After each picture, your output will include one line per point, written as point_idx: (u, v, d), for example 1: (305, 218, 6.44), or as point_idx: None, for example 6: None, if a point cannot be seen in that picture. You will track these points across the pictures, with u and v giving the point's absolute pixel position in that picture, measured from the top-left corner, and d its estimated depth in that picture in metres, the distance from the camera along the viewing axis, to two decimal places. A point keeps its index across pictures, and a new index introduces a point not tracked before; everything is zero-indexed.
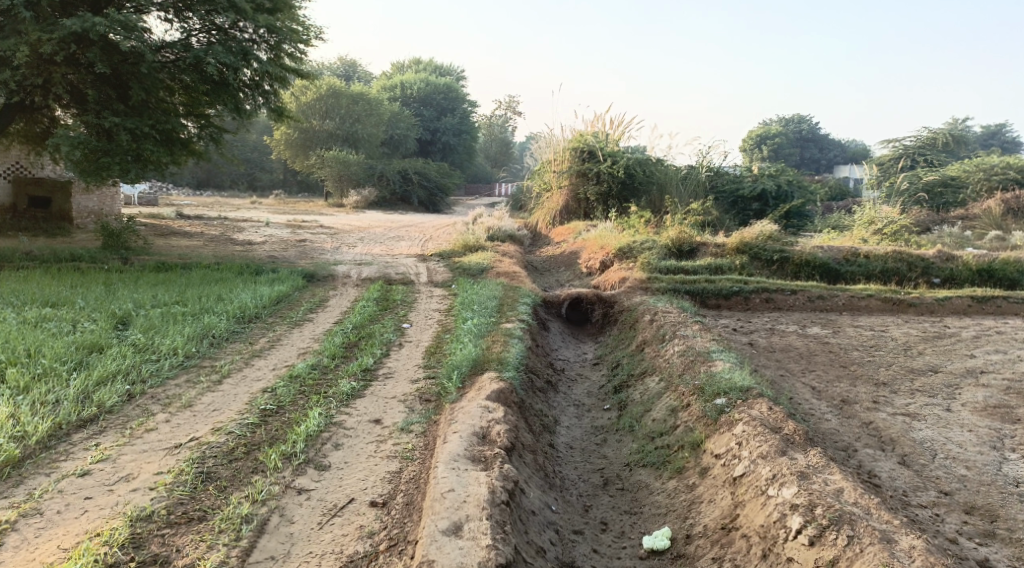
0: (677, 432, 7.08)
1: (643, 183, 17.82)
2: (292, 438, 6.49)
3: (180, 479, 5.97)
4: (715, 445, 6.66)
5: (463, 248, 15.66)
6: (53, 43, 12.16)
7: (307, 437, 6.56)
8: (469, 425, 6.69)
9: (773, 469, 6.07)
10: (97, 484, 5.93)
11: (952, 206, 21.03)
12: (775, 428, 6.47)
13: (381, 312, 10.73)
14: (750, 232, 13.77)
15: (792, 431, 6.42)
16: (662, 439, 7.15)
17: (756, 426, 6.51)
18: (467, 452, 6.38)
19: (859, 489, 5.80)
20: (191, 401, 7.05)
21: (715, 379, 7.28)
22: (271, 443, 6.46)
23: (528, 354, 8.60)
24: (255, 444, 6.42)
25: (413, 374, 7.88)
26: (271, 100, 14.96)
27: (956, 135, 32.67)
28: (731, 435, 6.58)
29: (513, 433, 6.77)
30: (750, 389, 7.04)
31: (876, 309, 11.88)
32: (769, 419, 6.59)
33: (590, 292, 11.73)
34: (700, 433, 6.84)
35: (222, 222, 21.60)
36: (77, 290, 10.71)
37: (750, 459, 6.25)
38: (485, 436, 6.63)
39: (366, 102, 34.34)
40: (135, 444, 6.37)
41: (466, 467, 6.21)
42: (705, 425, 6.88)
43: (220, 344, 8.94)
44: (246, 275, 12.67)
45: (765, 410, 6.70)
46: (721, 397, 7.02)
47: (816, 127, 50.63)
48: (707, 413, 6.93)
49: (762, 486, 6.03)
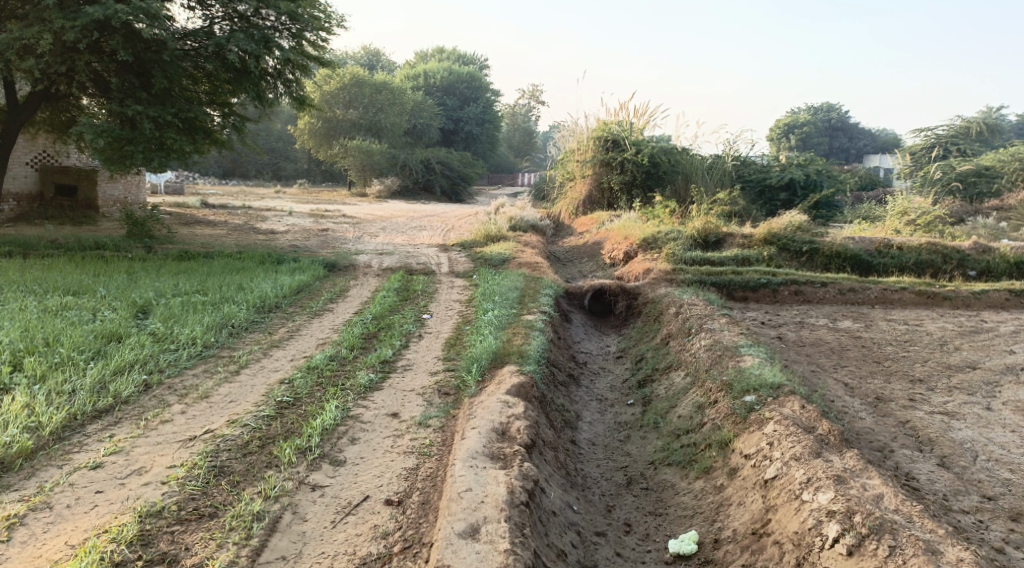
0: (703, 430, 6.88)
1: (668, 173, 17.56)
2: (308, 431, 6.36)
3: (192, 473, 5.85)
4: (744, 445, 6.45)
5: (486, 237, 15.48)
6: (76, 30, 12.08)
7: (323, 431, 6.43)
8: (488, 421, 6.53)
9: (807, 472, 5.85)
10: (108, 478, 5.82)
11: (985, 197, 20.55)
12: (808, 428, 6.26)
13: (402, 302, 10.58)
14: (778, 223, 13.50)
15: (827, 432, 6.20)
16: (687, 438, 6.95)
17: (788, 426, 6.28)
18: (486, 449, 6.21)
19: (900, 496, 5.57)
20: (207, 392, 6.94)
21: (744, 375, 7.06)
22: (286, 436, 6.33)
23: (550, 347, 8.42)
24: (270, 438, 6.30)
25: (432, 366, 7.73)
26: (294, 89, 14.83)
27: (989, 124, 31.98)
28: (762, 434, 6.37)
29: (533, 429, 6.59)
30: (780, 386, 6.82)
31: (909, 302, 11.58)
32: (802, 418, 6.37)
33: (614, 284, 11.51)
34: (728, 432, 6.64)
35: (246, 211, 21.55)
36: (99, 278, 10.64)
37: (783, 461, 6.03)
38: (505, 432, 6.46)
39: (390, 91, 34.21)
40: (148, 436, 6.26)
41: (484, 466, 6.05)
42: (734, 423, 6.67)
43: (240, 334, 8.83)
44: (268, 264, 12.56)
45: (797, 409, 6.48)
46: (750, 394, 6.80)
47: (844, 116, 49.87)
48: (735, 411, 6.72)
49: (795, 490, 5.80)
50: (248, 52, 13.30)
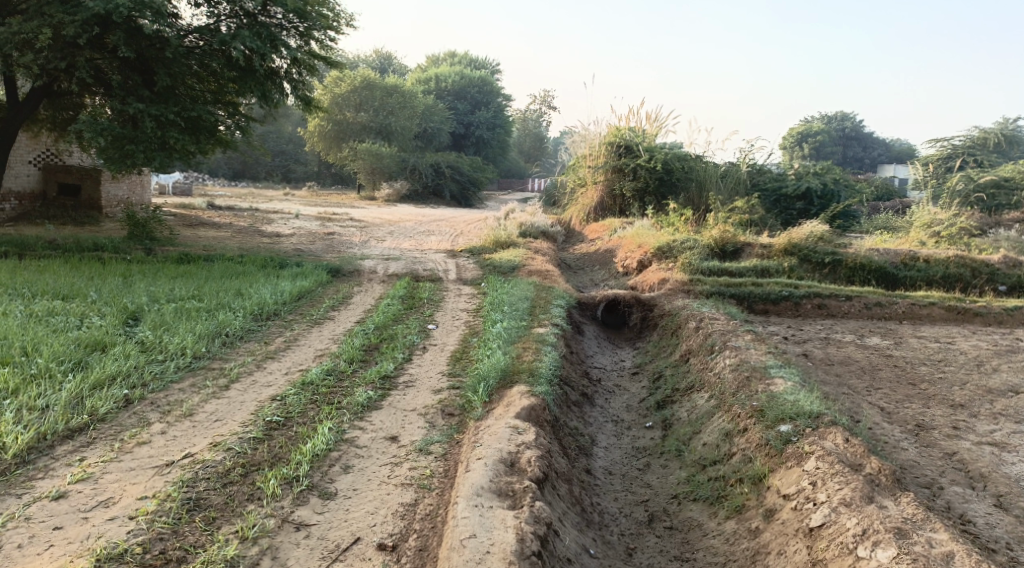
0: (733, 462, 6.36)
1: (682, 180, 17.01)
2: (296, 459, 5.83)
3: (164, 508, 5.35)
4: (782, 484, 5.92)
5: (495, 244, 14.95)
6: (75, 25, 11.62)
7: (313, 458, 5.90)
8: (496, 451, 5.99)
9: (861, 523, 5.31)
10: (70, 511, 5.32)
11: (1004, 208, 19.87)
12: (854, 466, 5.73)
13: (407, 311, 10.06)
14: (799, 233, 12.93)
15: (876, 471, 5.67)
16: (715, 470, 6.43)
17: (833, 464, 5.74)
18: (493, 485, 5.68)
19: (974, 555, 5.02)
20: (192, 410, 6.42)
21: (777, 402, 6.51)
22: (272, 464, 5.81)
23: (562, 364, 7.86)
24: (254, 465, 5.78)
25: (436, 383, 7.19)
26: (300, 89, 14.32)
27: (1005, 135, 31.33)
28: (802, 472, 5.83)
29: (546, 461, 6.06)
30: (819, 415, 6.28)
31: (938, 318, 11.00)
32: (846, 453, 5.84)
33: (629, 294, 10.93)
34: (762, 466, 6.11)
35: (252, 213, 21.09)
36: (92, 281, 10.16)
37: (830, 507, 5.49)
38: (514, 464, 5.92)
39: (400, 95, 33.79)
40: (122, 460, 5.76)
41: (491, 505, 5.52)
42: (768, 456, 6.14)
43: (233, 344, 8.31)
44: (270, 268, 12.07)
45: (841, 442, 5.95)
46: (785, 423, 6.27)
47: (858, 126, 49.25)
48: (770, 443, 6.18)
49: (849, 544, 5.26)
50: (253, 50, 12.88)
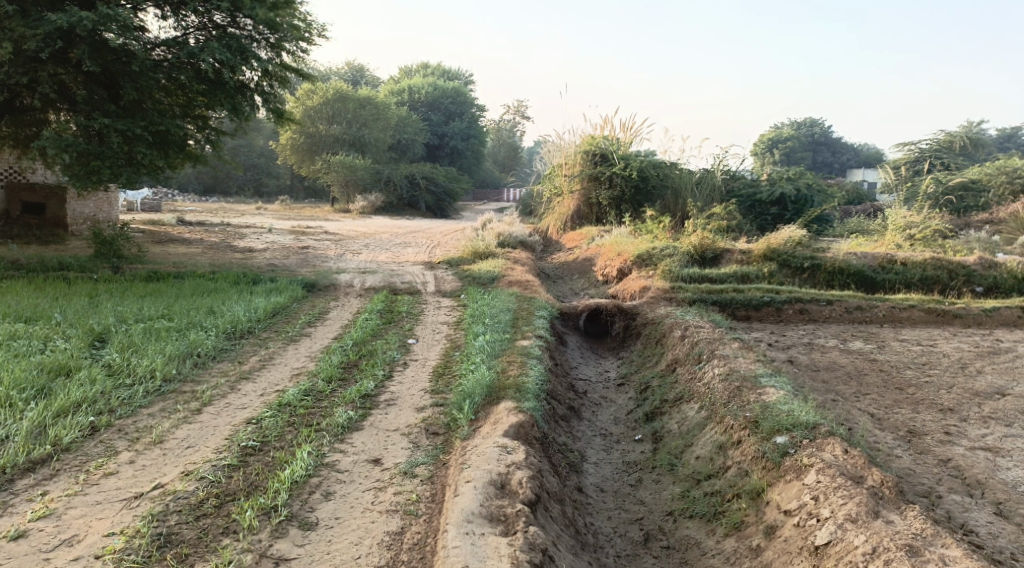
0: (729, 477, 6.23)
1: (657, 187, 16.91)
2: (273, 487, 5.60)
3: (132, 545, 5.15)
4: (781, 499, 5.79)
5: (473, 255, 14.76)
6: (37, 39, 11.33)
7: (292, 485, 5.68)
8: (484, 472, 5.79)
9: (869, 540, 5.19)
10: (31, 551, 5.11)
11: (972, 210, 20.04)
12: (856, 479, 5.61)
13: (385, 326, 9.84)
14: (777, 237, 12.80)
15: (878, 483, 5.56)
16: (710, 486, 6.29)
17: (835, 478, 5.62)
18: (483, 510, 5.49)
19: None
20: (162, 437, 6.17)
21: (771, 412, 6.38)
22: (249, 493, 5.58)
23: (547, 377, 7.67)
24: (229, 495, 5.55)
25: (417, 401, 6.98)
26: (271, 102, 14.09)
27: (971, 138, 31.64)
28: (803, 486, 5.71)
29: (538, 481, 5.87)
30: (816, 425, 6.15)
31: (919, 320, 10.94)
32: (847, 466, 5.72)
33: (610, 303, 10.77)
34: (760, 480, 5.97)
35: (223, 229, 20.75)
36: (58, 302, 9.85)
37: (835, 524, 5.37)
38: (504, 486, 5.74)
39: (373, 107, 33.57)
40: (87, 493, 5.53)
41: (482, 533, 5.34)
42: (766, 469, 6.00)
43: (205, 365, 8.05)
44: (242, 285, 11.80)
45: (839, 453, 5.83)
46: (781, 434, 6.14)
47: (828, 130, 49.68)
48: (767, 456, 6.04)
49: (858, 563, 5.14)
50: (222, 62, 12.62)
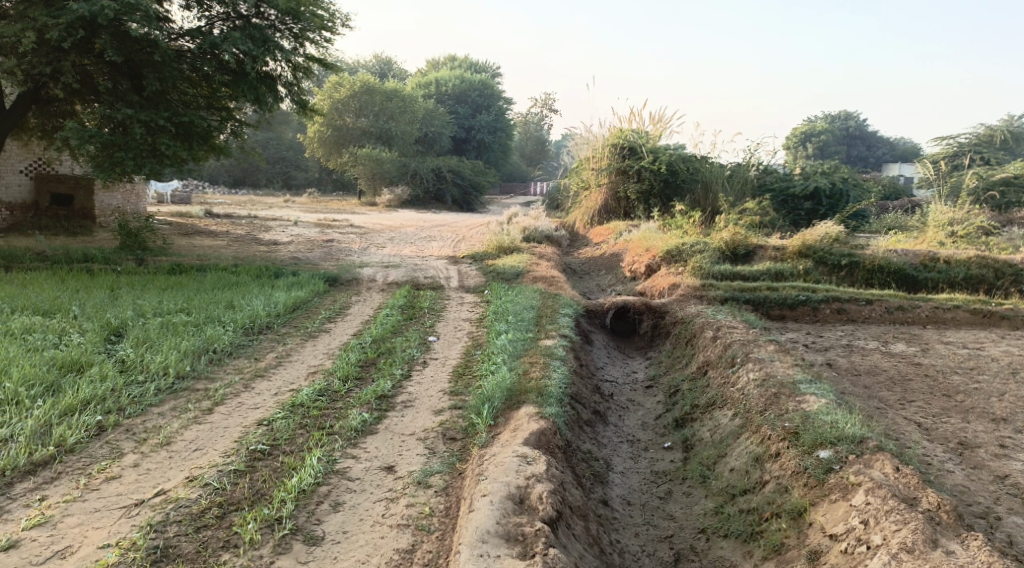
0: (766, 492, 5.88)
1: (687, 182, 16.45)
2: (278, 497, 5.35)
3: (127, 558, 4.92)
4: (826, 520, 5.45)
5: (498, 249, 14.42)
6: (60, 28, 11.11)
7: (299, 495, 5.42)
8: (502, 486, 5.48)
9: None
10: (23, 562, 4.90)
11: (1015, 206, 19.17)
12: (909, 501, 5.26)
13: (407, 322, 9.54)
14: (812, 234, 12.30)
15: (933, 507, 5.19)
16: (746, 502, 5.95)
17: (886, 499, 5.27)
18: (500, 528, 5.19)
19: None
20: (169, 438, 5.92)
21: (813, 423, 6.02)
22: (254, 502, 5.34)
23: (572, 379, 7.33)
24: (232, 504, 5.31)
25: (436, 403, 6.67)
26: (295, 93, 13.83)
27: (1011, 132, 30.77)
28: (850, 508, 5.37)
29: (561, 497, 5.56)
30: (862, 439, 5.79)
31: (964, 321, 10.45)
32: (898, 486, 5.36)
33: (639, 300, 10.38)
34: (802, 498, 5.63)
35: (250, 221, 20.56)
36: (77, 294, 9.66)
37: (889, 552, 5.02)
38: (524, 501, 5.42)
39: (401, 99, 33.34)
40: (87, 499, 5.31)
41: (499, 554, 5.04)
42: (807, 486, 5.66)
43: (221, 361, 7.79)
44: (264, 278, 11.56)
45: (889, 471, 5.47)
46: (825, 448, 5.78)
47: (862, 125, 48.70)
48: (809, 471, 5.70)
49: None
50: (244, 52, 12.35)
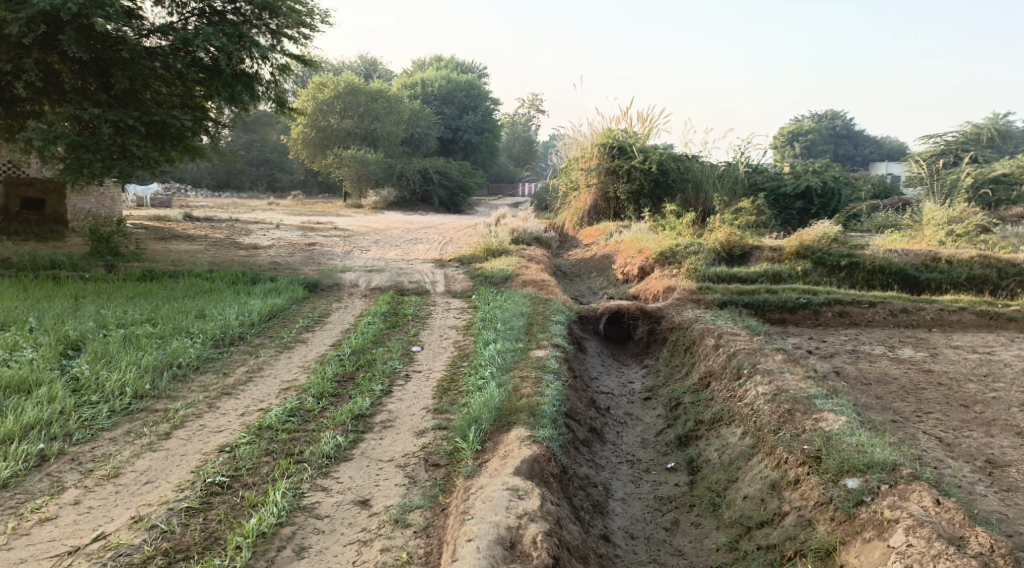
0: (787, 526, 5.44)
1: (678, 181, 15.91)
2: (234, 544, 4.95)
3: None
4: (860, 562, 5.02)
5: (485, 252, 13.86)
6: (20, 23, 10.48)
7: (258, 541, 5.01)
8: (491, 528, 5.01)
9: None
10: None
11: (1004, 204, 18.85)
12: (955, 540, 4.84)
13: (389, 331, 8.99)
14: (811, 233, 11.77)
15: (983, 547, 4.79)
16: (764, 537, 5.50)
17: (930, 542, 4.84)
18: None
19: None
20: (118, 469, 5.49)
21: (838, 448, 5.58)
22: (205, 548, 4.94)
23: (567, 394, 6.79)
24: (181, 551, 4.91)
25: (418, 422, 6.16)
26: (273, 91, 13.20)
27: (999, 129, 30.43)
28: (888, 549, 4.93)
29: (559, 540, 5.09)
30: (895, 466, 5.36)
31: (970, 324, 9.94)
32: (940, 522, 4.95)
33: (633, 305, 9.84)
34: (830, 536, 5.20)
35: (230, 225, 19.89)
36: (38, 304, 9.05)
37: None
38: (515, 546, 4.96)
39: (386, 100, 32.71)
40: (13, 548, 4.92)
41: None
42: (837, 522, 5.23)
43: (186, 378, 7.22)
44: (240, 285, 10.98)
45: (929, 505, 5.05)
46: (854, 477, 5.35)
47: (850, 123, 48.35)
48: (836, 503, 5.29)
49: None
50: (218, 48, 11.76)
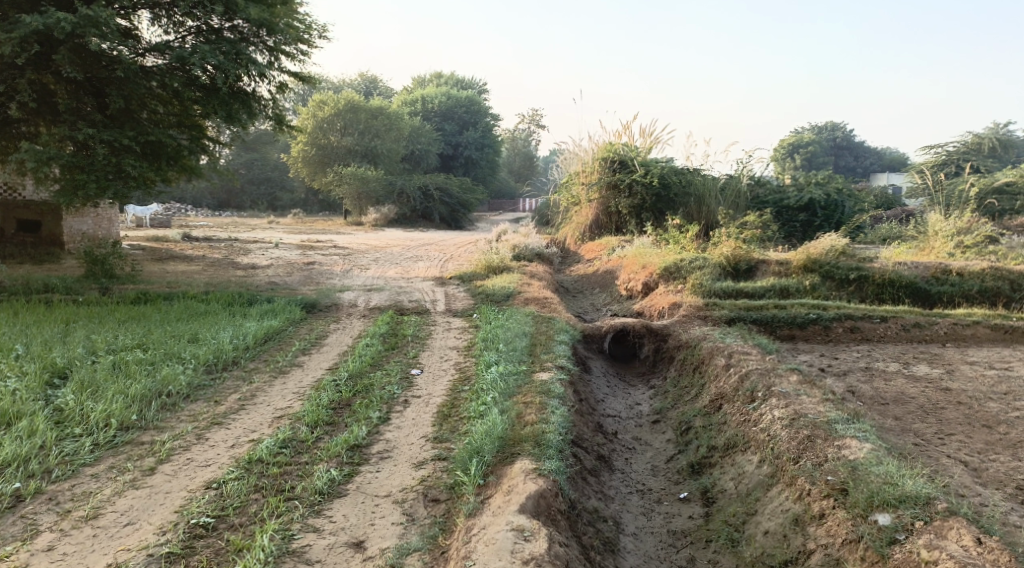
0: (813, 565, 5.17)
1: (680, 195, 15.64)
2: None
3: None
4: None
5: (486, 269, 13.58)
6: (12, 44, 10.22)
7: None
8: None
9: None
10: None
11: (1009, 214, 18.58)
12: None
13: (387, 353, 8.69)
14: (817, 246, 11.47)
15: None
16: None
17: None
18: None
19: None
20: (98, 510, 5.24)
21: (866, 479, 5.31)
22: None
23: (573, 421, 6.48)
24: None
25: (416, 453, 5.87)
26: (270, 109, 12.93)
27: (1000, 138, 30.20)
28: None
29: None
30: (928, 500, 5.11)
31: (986, 338, 9.63)
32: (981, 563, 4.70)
33: (638, 322, 9.54)
34: None
35: (229, 244, 19.62)
36: (27, 330, 8.77)
37: None
38: None
39: (386, 117, 32.56)
40: None
41: None
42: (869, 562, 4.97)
43: (175, 407, 6.93)
44: (236, 306, 10.69)
45: (970, 544, 4.81)
46: (885, 513, 5.09)
47: (850, 134, 48.21)
48: (867, 541, 5.02)
49: None
50: (215, 66, 11.42)
